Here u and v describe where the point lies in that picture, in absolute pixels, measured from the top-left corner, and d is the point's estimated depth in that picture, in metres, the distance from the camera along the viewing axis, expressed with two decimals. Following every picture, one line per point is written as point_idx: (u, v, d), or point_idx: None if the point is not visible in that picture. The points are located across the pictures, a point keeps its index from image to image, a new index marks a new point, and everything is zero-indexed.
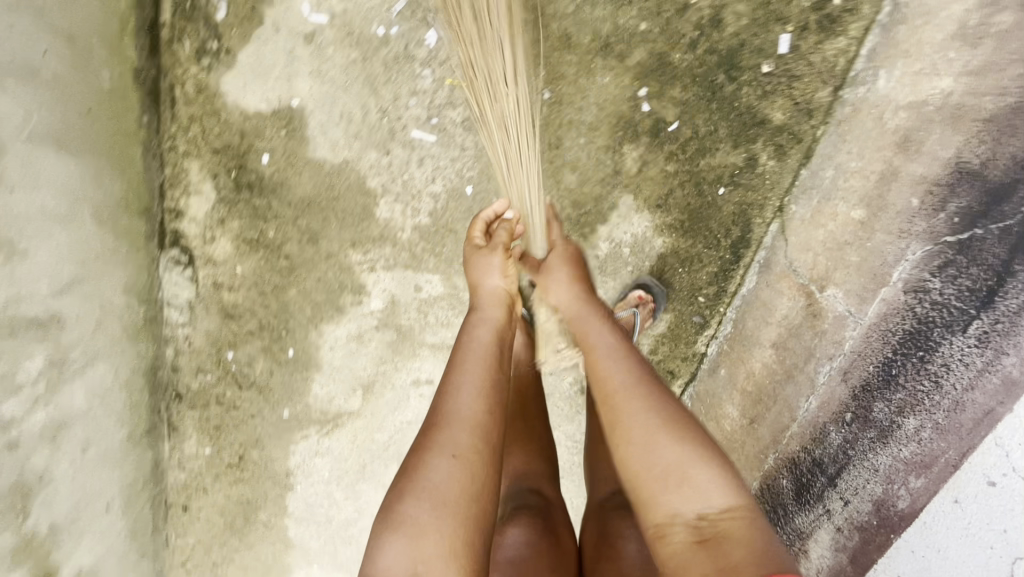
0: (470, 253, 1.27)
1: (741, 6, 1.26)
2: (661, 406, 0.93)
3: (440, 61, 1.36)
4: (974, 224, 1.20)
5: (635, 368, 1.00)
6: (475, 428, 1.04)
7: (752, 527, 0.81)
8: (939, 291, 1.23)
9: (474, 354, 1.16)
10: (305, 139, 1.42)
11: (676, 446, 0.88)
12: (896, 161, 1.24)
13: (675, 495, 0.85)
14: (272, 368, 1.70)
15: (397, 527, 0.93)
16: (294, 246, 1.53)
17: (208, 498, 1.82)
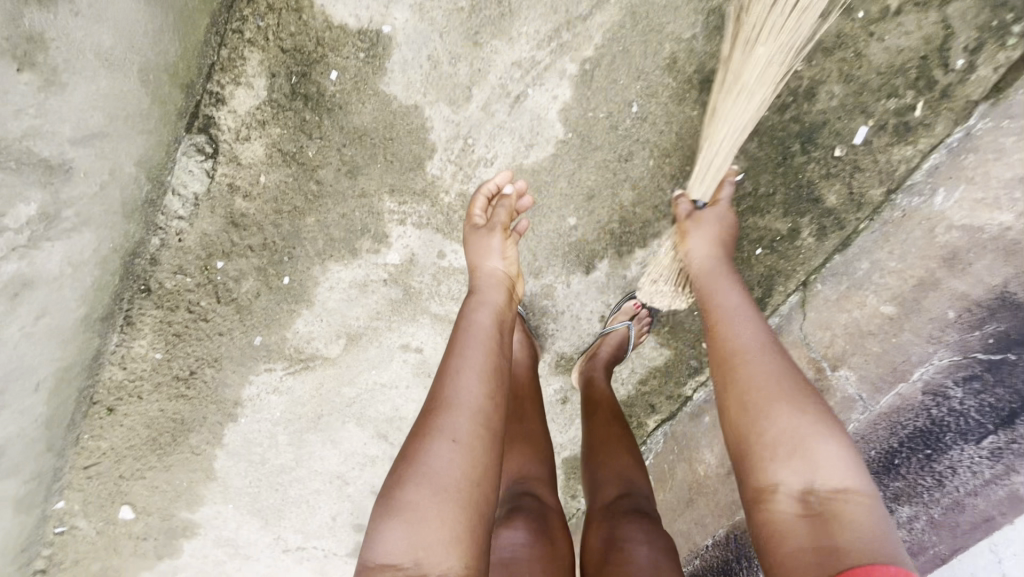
0: (470, 232, 1.34)
1: (837, 87, 1.30)
2: (784, 385, 0.96)
3: (542, 37, 1.30)
4: (1008, 349, 1.21)
5: (752, 336, 1.05)
6: (477, 414, 1.05)
7: (874, 513, 0.84)
8: (959, 400, 1.25)
9: (476, 337, 1.17)
10: (382, 70, 1.34)
11: (778, 421, 0.93)
12: (938, 274, 1.26)
13: (786, 466, 0.90)
14: (260, 291, 1.60)
15: (399, 514, 0.95)
16: (330, 173, 1.44)
17: (141, 406, 1.77)
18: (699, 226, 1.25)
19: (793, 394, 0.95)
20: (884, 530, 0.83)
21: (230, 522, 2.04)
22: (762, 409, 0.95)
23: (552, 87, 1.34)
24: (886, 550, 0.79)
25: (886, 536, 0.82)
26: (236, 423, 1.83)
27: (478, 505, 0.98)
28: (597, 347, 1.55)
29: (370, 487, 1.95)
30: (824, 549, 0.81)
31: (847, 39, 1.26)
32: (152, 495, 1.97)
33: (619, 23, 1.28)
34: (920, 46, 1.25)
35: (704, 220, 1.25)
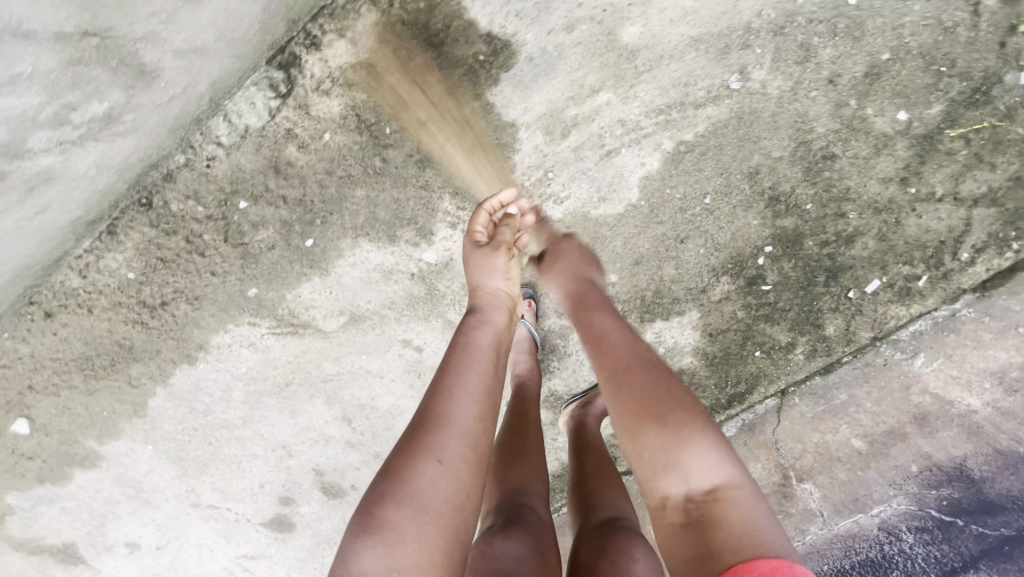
0: (469, 249, 1.33)
1: (871, 242, 1.47)
2: (658, 396, 1.06)
3: (652, 106, 1.33)
4: (958, 515, 1.52)
5: (622, 353, 1.15)
6: (468, 438, 1.01)
7: (746, 506, 0.96)
8: (909, 544, 1.56)
9: (472, 358, 1.15)
10: (493, 78, 1.30)
11: (655, 433, 1.03)
12: (907, 428, 1.52)
13: (670, 478, 1.01)
14: (274, 245, 1.49)
15: (377, 534, 0.89)
16: (400, 155, 1.38)
17: (86, 321, 1.57)
18: (555, 265, 1.37)
19: (670, 406, 1.05)
20: (758, 519, 0.95)
21: (141, 464, 1.86)
22: (641, 422, 1.05)
23: (643, 155, 1.38)
24: (760, 539, 0.90)
25: (762, 525, 0.93)
26: (191, 366, 1.68)
27: (460, 530, 0.94)
28: (593, 398, 1.63)
29: (312, 465, 1.87)
30: (710, 551, 0.92)
31: (896, 206, 1.42)
32: (61, 415, 1.75)
33: (722, 121, 1.34)
34: (944, 233, 1.45)
35: (562, 264, 1.36)
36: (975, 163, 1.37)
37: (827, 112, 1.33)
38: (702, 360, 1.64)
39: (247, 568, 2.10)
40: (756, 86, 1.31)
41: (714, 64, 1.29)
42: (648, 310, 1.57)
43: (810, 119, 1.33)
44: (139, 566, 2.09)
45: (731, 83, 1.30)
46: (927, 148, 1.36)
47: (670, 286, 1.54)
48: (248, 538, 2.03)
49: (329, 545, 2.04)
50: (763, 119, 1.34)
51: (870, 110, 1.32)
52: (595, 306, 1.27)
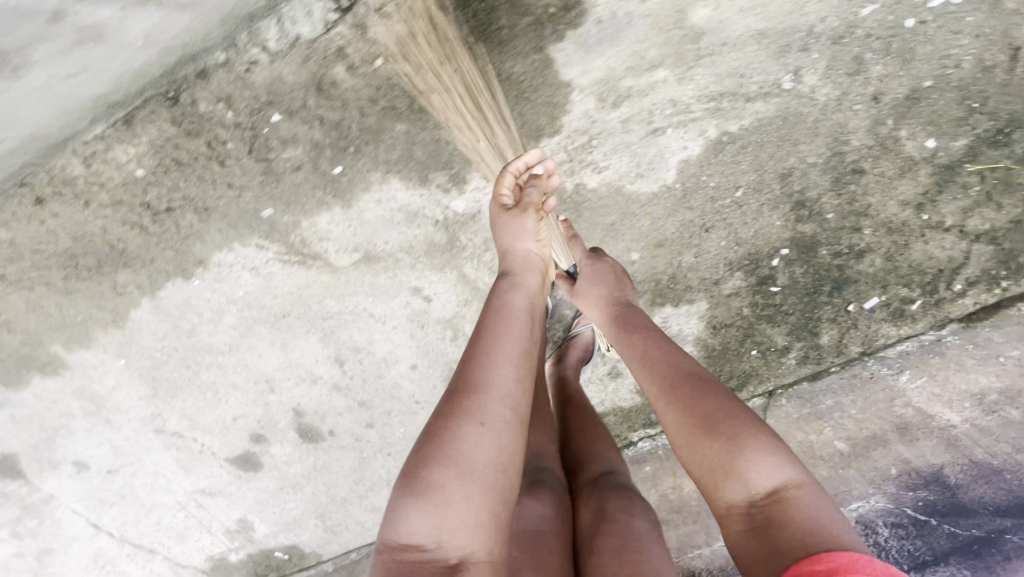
0: (497, 213, 1.33)
1: (879, 260, 1.54)
2: (707, 403, 1.08)
3: (705, 92, 1.36)
4: (931, 514, 1.57)
5: (661, 361, 1.19)
6: (508, 402, 1.05)
7: (810, 504, 0.97)
8: (884, 537, 1.59)
9: (509, 321, 1.18)
10: (560, 33, 1.29)
11: (710, 446, 1.05)
12: (890, 436, 1.58)
13: (730, 485, 1.02)
14: (301, 165, 1.43)
15: (422, 496, 0.95)
16: (449, 95, 1.35)
17: (80, 214, 1.48)
18: (586, 287, 1.40)
19: (717, 410, 1.07)
20: (826, 516, 0.95)
21: (109, 378, 1.75)
22: (699, 432, 1.06)
23: (687, 138, 1.41)
24: (831, 536, 0.91)
25: (831, 522, 0.94)
26: (184, 282, 1.59)
27: (503, 488, 0.99)
28: (566, 350, 1.68)
29: (293, 405, 1.81)
30: (779, 552, 0.92)
31: (907, 229, 1.50)
32: (29, 313, 1.63)
33: (767, 119, 1.38)
34: (944, 262, 1.53)
35: (596, 271, 1.40)
36: (985, 202, 1.46)
37: (865, 127, 1.39)
38: (702, 352, 1.69)
39: (201, 505, 2.02)
40: (806, 89, 1.35)
41: (772, 61, 1.32)
42: (661, 293, 1.60)
43: (849, 131, 1.39)
44: (85, 489, 1.97)
45: (783, 83, 1.34)
46: (946, 178, 1.44)
47: (687, 273, 1.57)
48: (210, 473, 1.95)
49: (294, 490, 1.99)
50: (805, 123, 1.38)
51: (903, 133, 1.39)
52: (622, 323, 1.32)
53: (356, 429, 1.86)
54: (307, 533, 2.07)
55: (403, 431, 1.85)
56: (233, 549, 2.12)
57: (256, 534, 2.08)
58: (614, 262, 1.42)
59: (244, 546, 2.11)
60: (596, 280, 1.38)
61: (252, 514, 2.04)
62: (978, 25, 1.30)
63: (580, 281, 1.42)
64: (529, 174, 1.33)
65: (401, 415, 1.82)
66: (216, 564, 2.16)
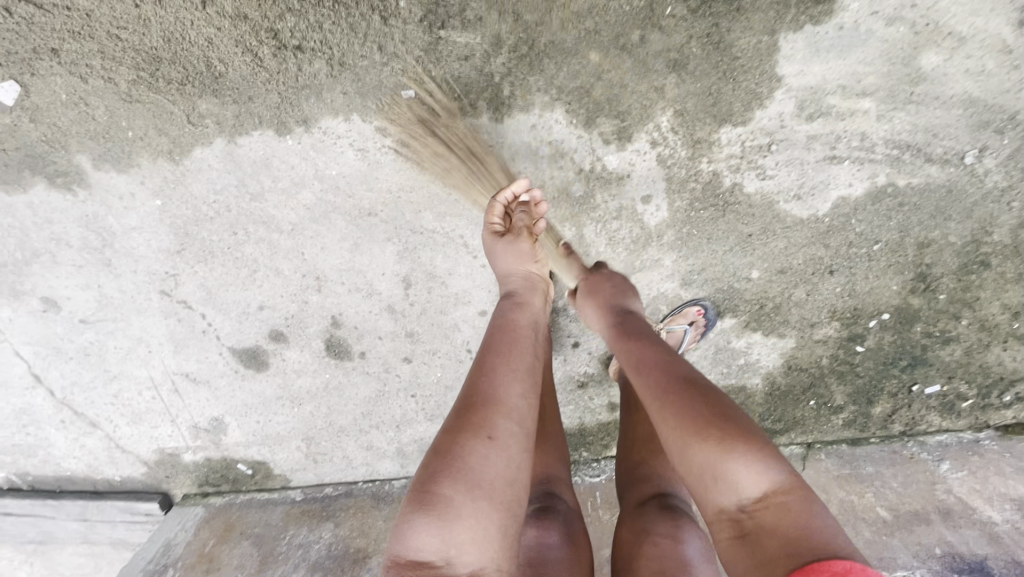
0: (490, 241, 1.27)
1: (959, 351, 1.60)
2: (686, 403, 0.94)
3: (895, 138, 1.34)
4: None
5: (653, 360, 1.06)
6: (518, 414, 0.93)
7: (804, 506, 0.83)
8: None
9: (517, 339, 1.07)
10: (795, 24, 1.24)
11: (694, 446, 0.90)
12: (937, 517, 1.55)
13: (715, 490, 0.88)
14: (472, 55, 1.27)
15: (431, 509, 0.81)
16: (661, 44, 1.25)
17: (192, 13, 1.25)
18: (587, 302, 1.29)
19: (699, 410, 0.92)
20: (824, 523, 0.81)
21: (132, 216, 1.47)
22: (676, 432, 0.93)
23: (857, 177, 1.38)
24: (824, 544, 0.78)
25: (828, 530, 0.80)
26: (275, 137, 1.36)
27: (514, 502, 0.86)
28: None
29: (334, 312, 1.60)
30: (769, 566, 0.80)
31: (996, 332, 1.56)
32: (68, 109, 1.34)
33: (935, 186, 1.39)
34: (1008, 372, 1.61)
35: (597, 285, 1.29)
36: None
37: (1009, 226, 1.43)
38: (766, 387, 1.67)
39: (177, 390, 1.74)
40: (982, 169, 1.36)
41: (966, 131, 1.33)
42: (759, 315, 1.57)
43: (995, 224, 1.43)
44: (44, 333, 1.65)
45: (966, 157, 1.35)
46: None
47: (791, 307, 1.55)
48: (203, 358, 1.69)
49: (291, 403, 1.75)
50: (964, 203, 1.40)
51: None
52: (618, 332, 1.18)
53: (390, 359, 1.66)
54: (284, 453, 1.82)
55: (439, 376, 1.68)
56: (192, 448, 1.82)
57: (226, 438, 1.80)
58: (624, 277, 1.30)
59: (205, 449, 1.82)
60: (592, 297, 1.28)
61: (231, 415, 1.77)
62: None
63: (584, 289, 1.30)
64: (518, 202, 1.29)
65: (445, 358, 1.66)
66: (163, 459, 1.84)
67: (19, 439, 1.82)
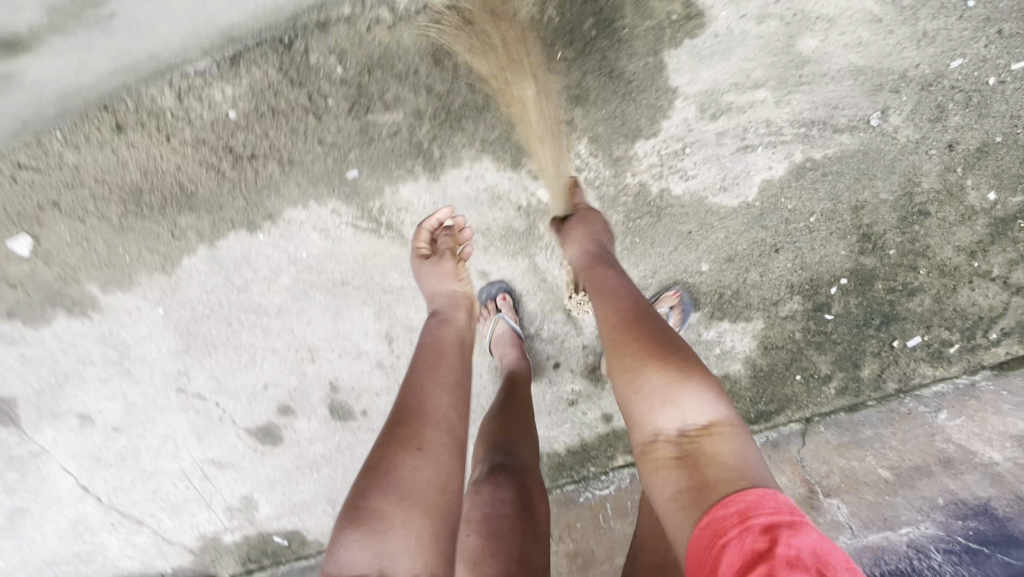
0: (417, 263, 1.41)
1: (928, 300, 1.62)
2: (646, 342, 1.05)
3: (798, 118, 1.43)
4: (985, 544, 1.56)
5: (620, 299, 1.16)
6: (445, 426, 1.06)
7: (735, 442, 0.93)
8: (938, 563, 1.56)
9: (442, 356, 1.20)
10: (676, 41, 1.36)
11: (648, 375, 1.00)
12: (932, 466, 1.66)
13: (663, 416, 0.97)
14: (398, 130, 1.42)
15: (363, 524, 0.90)
16: (559, 85, 1.39)
17: (158, 147, 1.42)
18: (575, 229, 1.34)
19: (659, 347, 1.04)
20: (750, 457, 0.91)
21: (141, 327, 1.66)
22: (642, 357, 1.03)
23: (774, 159, 1.47)
24: (749, 475, 0.87)
25: (753, 464, 0.90)
26: (248, 234, 1.54)
27: (443, 507, 0.97)
28: None
29: (331, 378, 1.74)
30: (703, 487, 0.87)
31: (957, 274, 1.59)
32: (72, 247, 1.55)
33: (850, 152, 1.46)
34: (986, 310, 1.62)
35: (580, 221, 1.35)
36: None
37: (935, 173, 1.48)
38: (749, 370, 1.70)
39: (207, 476, 1.88)
40: (890, 127, 1.44)
41: (863, 98, 1.41)
42: (721, 303, 1.63)
43: (921, 174, 1.48)
44: (83, 446, 1.83)
45: (871, 120, 1.43)
46: (999, 230, 1.54)
47: (750, 290, 1.62)
48: (224, 442, 1.83)
49: (310, 470, 1.87)
50: (884, 161, 1.47)
51: (970, 183, 1.49)
52: (596, 264, 1.27)
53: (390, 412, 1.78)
54: (313, 519, 1.93)
55: None
56: (229, 528, 1.95)
57: (258, 514, 1.93)
58: (604, 218, 1.38)
59: (242, 527, 1.95)
60: (591, 227, 1.34)
61: (258, 491, 1.90)
62: None
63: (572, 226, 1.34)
64: (444, 227, 1.44)
65: None
66: (206, 544, 1.97)
67: (78, 548, 1.98)
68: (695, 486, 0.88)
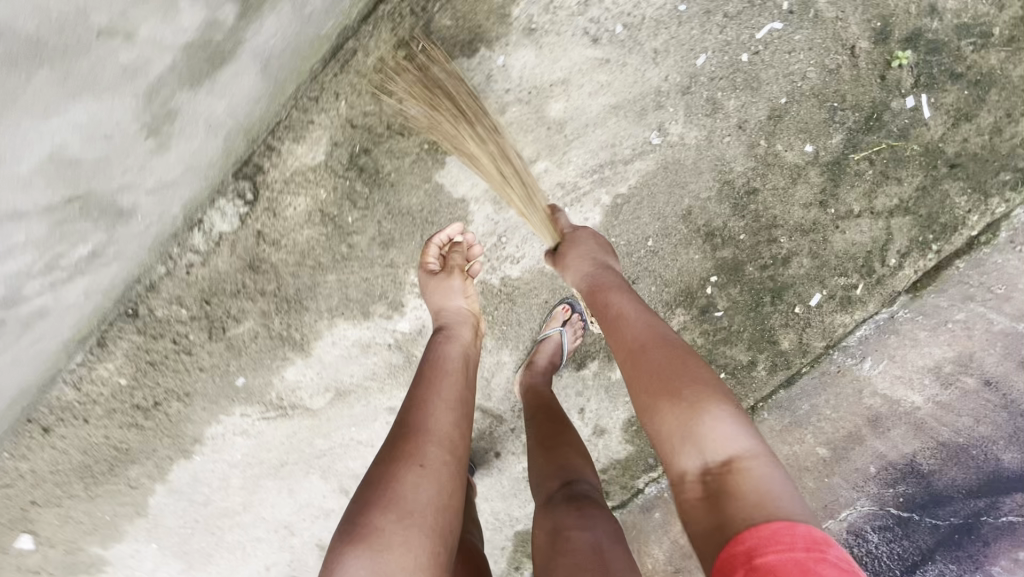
0: (426, 280, 1.36)
1: (806, 260, 1.60)
2: (676, 364, 1.02)
3: (585, 169, 1.47)
4: (913, 511, 1.73)
5: (645, 325, 1.12)
6: (447, 444, 1.03)
7: (767, 475, 0.90)
8: (875, 543, 1.77)
9: (444, 373, 1.16)
10: (441, 161, 1.43)
11: (672, 407, 0.97)
12: (865, 432, 1.67)
13: (687, 449, 0.95)
14: (257, 334, 1.58)
15: (362, 539, 0.89)
16: (365, 240, 1.49)
17: (82, 429, 1.64)
18: (570, 250, 1.31)
19: (692, 374, 1.01)
20: (780, 493, 0.88)
21: (147, 563, 1.88)
22: (674, 390, 0.99)
23: (585, 212, 1.52)
24: (778, 509, 0.84)
25: (782, 496, 0.87)
26: (187, 461, 1.74)
27: (443, 533, 0.94)
28: (534, 357, 1.59)
29: (315, 540, 1.90)
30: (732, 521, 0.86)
31: (820, 226, 1.56)
32: (62, 527, 1.79)
33: (651, 174, 1.48)
34: (869, 243, 1.58)
35: (580, 247, 1.30)
36: (883, 180, 1.52)
37: (742, 155, 1.47)
38: None
39: None
40: (674, 138, 1.45)
41: (633, 127, 1.43)
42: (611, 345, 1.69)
43: (728, 161, 1.48)
44: None
45: (652, 140, 1.45)
46: (837, 173, 1.50)
47: None
48: None
49: None
50: (687, 167, 1.48)
51: (780, 148, 1.47)
52: (610, 277, 1.25)
53: None
54: None
55: None
56: None
57: None
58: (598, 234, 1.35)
59: None
60: (583, 247, 1.30)
61: None
62: (809, 40, 1.37)
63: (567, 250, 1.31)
64: (451, 243, 1.39)
65: None
66: None
67: None
68: (722, 519, 0.87)
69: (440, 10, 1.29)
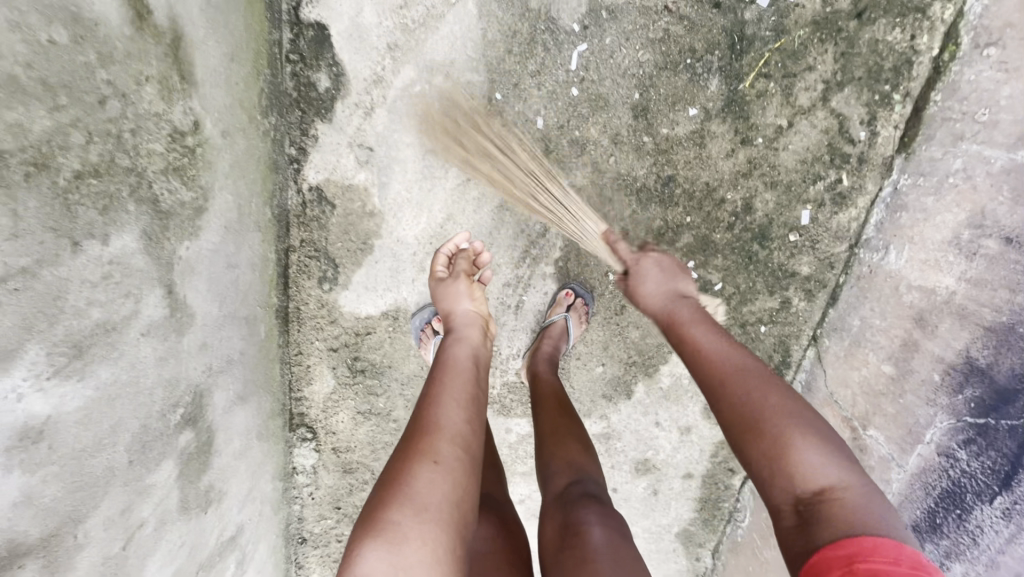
0: (435, 285, 1.35)
1: (769, 194, 1.45)
2: (766, 390, 0.97)
3: (513, 264, 1.56)
4: (989, 413, 1.37)
5: (735, 359, 1.05)
6: (461, 440, 0.99)
7: (867, 507, 0.81)
8: (966, 460, 1.40)
9: (452, 371, 1.12)
10: (407, 330, 1.58)
11: (765, 430, 0.92)
12: (915, 334, 1.42)
13: (784, 475, 0.87)
14: None
15: (380, 534, 0.83)
16: (403, 411, 1.67)
17: None
18: (641, 276, 1.31)
19: (776, 401, 0.95)
20: (881, 516, 0.80)
21: None
22: (778, 421, 0.92)
23: (543, 286, 1.58)
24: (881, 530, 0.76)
25: (883, 524, 0.78)
26: None
27: (461, 527, 0.90)
28: (540, 343, 1.56)
29: None
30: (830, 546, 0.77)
31: (756, 158, 1.43)
32: None
33: None
34: (824, 136, 1.40)
35: (643, 272, 1.31)
36: (791, 80, 1.38)
37: (637, 160, 1.45)
38: None
39: None
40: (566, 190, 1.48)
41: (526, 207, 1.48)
42: (650, 365, 1.70)
43: (628, 172, 1.46)
44: None
45: None
46: (738, 104, 1.40)
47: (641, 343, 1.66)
48: None
49: None
50: (595, 203, 1.49)
51: (665, 130, 1.42)
52: (699, 321, 1.17)
53: None
54: None
55: None
56: None
57: None
58: (662, 254, 1.34)
59: None
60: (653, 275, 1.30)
61: None
62: (620, 38, 1.37)
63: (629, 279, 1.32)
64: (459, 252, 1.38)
65: None
66: None
67: None
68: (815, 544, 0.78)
69: (324, 237, 1.48)
